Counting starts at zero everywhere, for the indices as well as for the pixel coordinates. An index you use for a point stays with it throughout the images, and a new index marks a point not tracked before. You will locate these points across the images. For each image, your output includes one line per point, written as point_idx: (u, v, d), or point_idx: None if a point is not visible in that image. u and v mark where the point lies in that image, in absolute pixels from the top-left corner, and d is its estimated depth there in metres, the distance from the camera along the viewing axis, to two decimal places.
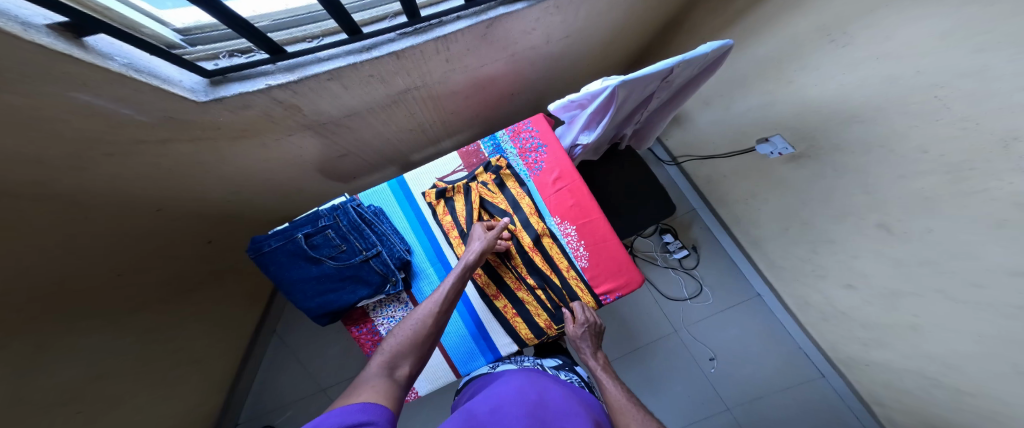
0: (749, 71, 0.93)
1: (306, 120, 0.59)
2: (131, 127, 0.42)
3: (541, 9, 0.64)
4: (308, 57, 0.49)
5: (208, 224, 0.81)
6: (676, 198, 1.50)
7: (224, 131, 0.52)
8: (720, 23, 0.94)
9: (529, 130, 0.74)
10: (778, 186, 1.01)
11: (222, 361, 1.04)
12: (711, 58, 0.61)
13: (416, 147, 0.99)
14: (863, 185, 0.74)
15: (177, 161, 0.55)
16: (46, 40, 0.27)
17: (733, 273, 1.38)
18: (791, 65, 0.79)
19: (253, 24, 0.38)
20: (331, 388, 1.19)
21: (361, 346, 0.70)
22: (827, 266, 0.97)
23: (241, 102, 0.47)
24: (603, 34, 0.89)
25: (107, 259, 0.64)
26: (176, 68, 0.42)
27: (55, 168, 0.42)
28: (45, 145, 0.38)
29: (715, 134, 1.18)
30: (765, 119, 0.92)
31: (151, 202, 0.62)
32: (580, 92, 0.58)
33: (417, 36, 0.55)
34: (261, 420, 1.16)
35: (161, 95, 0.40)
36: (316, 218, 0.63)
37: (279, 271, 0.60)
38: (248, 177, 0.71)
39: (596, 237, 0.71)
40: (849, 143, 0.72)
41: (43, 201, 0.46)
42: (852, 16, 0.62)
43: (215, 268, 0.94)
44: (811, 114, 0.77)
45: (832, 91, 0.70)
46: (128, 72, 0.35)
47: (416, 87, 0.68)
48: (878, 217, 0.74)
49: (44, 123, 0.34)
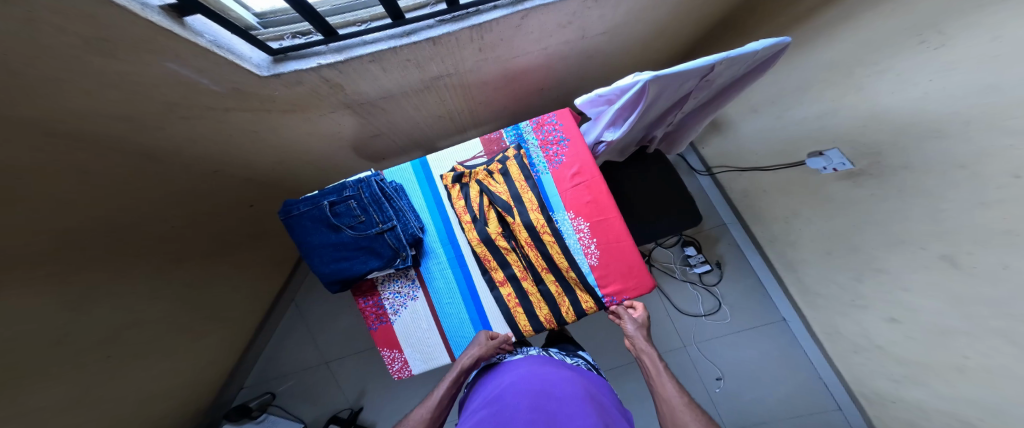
0: (811, 77, 0.87)
1: (346, 99, 0.63)
2: (204, 96, 0.48)
3: (578, 3, 0.63)
4: (356, 40, 0.53)
5: (253, 190, 0.90)
6: (707, 210, 1.46)
7: (278, 104, 0.57)
8: (788, 20, 0.89)
9: (553, 123, 0.75)
10: (826, 206, 0.95)
11: (246, 316, 1.14)
12: (763, 57, 0.58)
13: (444, 134, 1.03)
14: (932, 211, 0.67)
15: (237, 129, 0.61)
16: (156, 18, 0.34)
17: (759, 294, 1.33)
18: (863, 68, 0.72)
19: (315, 8, 0.41)
20: (333, 362, 1.29)
21: (365, 317, 0.75)
22: (869, 297, 0.91)
23: (296, 79, 0.52)
24: (648, 30, 0.86)
25: (167, 211, 0.73)
26: (248, 46, 0.48)
27: (141, 121, 0.49)
28: (128, 100, 0.44)
29: (760, 146, 1.13)
30: (822, 130, 0.86)
31: (210, 164, 0.70)
32: (609, 86, 0.57)
33: (455, 23, 0.58)
34: (263, 386, 1.28)
35: (227, 65, 0.44)
36: (342, 188, 0.68)
37: (304, 235, 0.66)
38: (293, 150, 0.77)
39: (610, 237, 0.71)
40: (923, 164, 0.65)
41: (115, 149, 0.53)
42: (948, 13, 0.55)
43: (254, 230, 1.04)
44: (882, 126, 0.71)
45: (914, 99, 0.63)
46: (212, 48, 0.41)
47: (448, 74, 0.71)
48: (945, 248, 0.67)
49: (128, 78, 0.40)
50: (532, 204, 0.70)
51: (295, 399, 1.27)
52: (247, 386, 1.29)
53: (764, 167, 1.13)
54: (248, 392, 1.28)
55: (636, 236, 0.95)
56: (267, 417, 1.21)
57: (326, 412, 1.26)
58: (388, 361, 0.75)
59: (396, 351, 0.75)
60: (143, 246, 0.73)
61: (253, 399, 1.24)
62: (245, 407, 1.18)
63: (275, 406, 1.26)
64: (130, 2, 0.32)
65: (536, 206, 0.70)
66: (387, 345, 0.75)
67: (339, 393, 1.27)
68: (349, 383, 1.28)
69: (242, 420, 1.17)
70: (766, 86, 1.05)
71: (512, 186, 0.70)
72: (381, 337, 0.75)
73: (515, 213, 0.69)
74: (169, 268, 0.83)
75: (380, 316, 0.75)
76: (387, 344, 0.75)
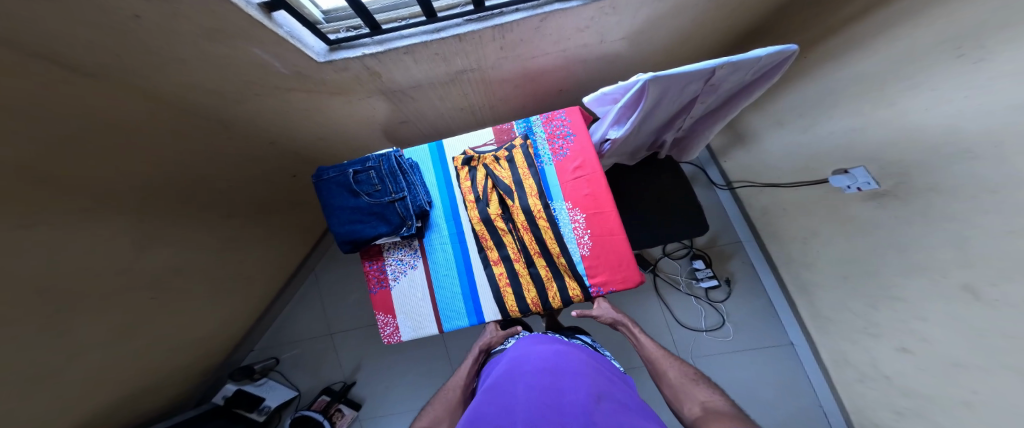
0: (840, 89, 0.81)
1: (382, 86, 0.72)
2: (272, 75, 0.58)
3: (597, 9, 0.67)
4: (394, 34, 0.62)
5: (297, 162, 1.02)
6: (723, 226, 1.52)
7: (327, 87, 0.67)
8: (820, 31, 0.83)
9: (562, 119, 0.81)
10: (847, 227, 0.95)
11: (270, 282, 1.24)
12: (767, 65, 0.53)
13: (465, 125, 1.10)
14: (958, 236, 0.65)
15: (294, 106, 0.71)
16: (255, 13, 0.44)
17: (766, 316, 1.40)
18: (897, 83, 0.66)
19: (365, 6, 0.50)
20: (336, 335, 1.39)
21: (367, 279, 0.77)
22: (884, 326, 0.91)
23: (343, 65, 0.61)
24: (669, 40, 0.88)
25: (227, 175, 0.85)
26: (312, 37, 0.57)
27: (224, 93, 0.61)
28: (215, 74, 0.55)
29: (784, 161, 1.09)
30: (847, 147, 0.84)
31: (268, 135, 0.82)
32: (614, 85, 0.62)
33: (480, 22, 0.65)
34: (270, 351, 1.38)
35: (294, 52, 0.54)
36: (366, 159, 0.72)
37: (327, 197, 0.71)
38: (334, 130, 0.88)
39: (603, 229, 0.75)
40: (947, 185, 0.64)
41: (199, 115, 0.65)
42: (989, 29, 0.50)
43: (291, 199, 1.16)
44: (912, 145, 0.68)
45: (949, 116, 0.58)
46: (288, 38, 0.51)
47: (472, 69, 0.78)
48: (965, 276, 0.66)
49: (220, 57, 0.51)
50: (532, 190, 0.76)
51: (295, 368, 1.37)
52: (256, 349, 1.38)
53: (784, 184, 1.12)
54: (255, 356, 1.37)
55: (639, 236, 0.99)
56: (266, 381, 1.29)
57: (319, 384, 1.34)
58: (380, 325, 0.76)
59: (390, 316, 0.77)
60: (195, 212, 0.84)
61: (259, 362, 1.33)
62: (249, 369, 1.26)
63: (275, 372, 1.36)
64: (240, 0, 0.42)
65: (535, 193, 0.76)
66: (382, 309, 0.77)
67: (336, 366, 1.36)
68: (348, 358, 1.37)
69: (243, 381, 1.25)
70: (790, 99, 1.00)
71: (515, 173, 0.77)
72: (379, 301, 0.77)
73: (516, 197, 0.75)
74: (220, 221, 0.93)
75: (382, 280, 0.77)
76: (383, 308, 0.77)
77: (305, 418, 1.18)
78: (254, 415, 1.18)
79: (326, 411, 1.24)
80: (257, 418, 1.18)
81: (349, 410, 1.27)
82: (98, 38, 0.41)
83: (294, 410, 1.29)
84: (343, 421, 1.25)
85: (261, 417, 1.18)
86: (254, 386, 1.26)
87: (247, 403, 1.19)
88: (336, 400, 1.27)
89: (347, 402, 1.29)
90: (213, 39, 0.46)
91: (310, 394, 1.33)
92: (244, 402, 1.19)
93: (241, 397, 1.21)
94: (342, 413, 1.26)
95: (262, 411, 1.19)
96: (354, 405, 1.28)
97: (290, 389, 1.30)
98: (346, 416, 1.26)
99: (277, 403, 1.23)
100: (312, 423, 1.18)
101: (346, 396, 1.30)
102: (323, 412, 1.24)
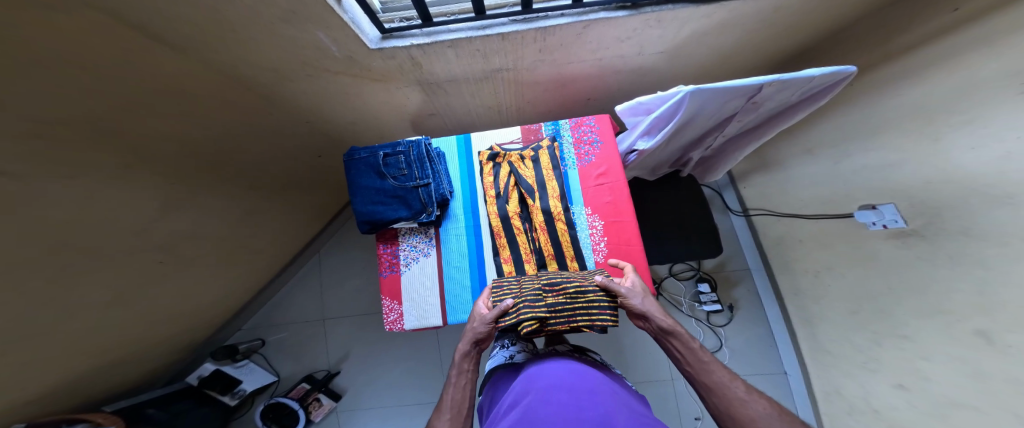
0: (884, 119, 0.79)
1: (420, 76, 0.73)
2: (326, 57, 0.60)
3: (642, 20, 0.68)
4: (443, 27, 0.63)
5: (322, 144, 1.02)
6: (733, 252, 1.50)
7: (371, 73, 0.69)
8: (873, 59, 0.81)
9: (590, 125, 0.79)
10: (864, 264, 0.94)
11: (276, 260, 1.24)
12: (820, 84, 0.52)
13: (488, 125, 1.11)
14: (979, 279, 0.64)
15: (335, 89, 0.73)
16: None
17: (764, 346, 1.40)
18: (947, 118, 0.64)
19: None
20: (330, 322, 1.37)
21: (380, 262, 0.76)
22: (884, 360, 0.91)
23: (391, 54, 0.63)
24: (706, 58, 0.88)
25: (257, 150, 0.86)
26: (369, 25, 0.60)
27: (277, 72, 0.63)
28: (275, 52, 0.57)
29: (807, 191, 1.08)
30: (879, 182, 0.83)
31: (304, 115, 0.83)
32: (653, 94, 0.60)
33: (524, 23, 0.66)
34: (256, 333, 1.36)
35: (353, 35, 0.56)
36: (396, 144, 0.72)
37: (355, 176, 0.71)
38: (363, 116, 0.88)
39: (620, 238, 0.74)
40: (979, 229, 0.63)
41: (249, 90, 0.67)
42: None
43: (309, 180, 1.16)
44: (949, 183, 0.67)
45: (997, 158, 0.56)
46: (349, 24, 0.54)
47: (507, 69, 0.79)
48: (980, 319, 0.65)
49: (285, 35, 0.53)
50: (554, 192, 0.75)
51: (279, 352, 1.35)
52: (243, 329, 1.36)
53: (805, 214, 1.10)
54: (241, 336, 1.35)
55: (653, 252, 0.97)
56: (247, 363, 1.26)
57: (302, 370, 1.34)
58: (385, 310, 0.74)
59: (396, 302, 0.75)
60: (219, 184, 0.84)
61: (243, 343, 1.30)
62: (233, 349, 1.22)
63: (258, 354, 1.34)
64: None
65: (557, 194, 0.75)
66: (390, 295, 0.75)
67: (324, 354, 1.35)
68: (336, 347, 1.35)
69: (224, 361, 1.20)
70: (824, 128, 0.99)
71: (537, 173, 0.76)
72: (387, 286, 0.75)
73: (536, 197, 0.75)
74: (243, 194, 0.93)
75: (393, 265, 0.75)
76: (390, 293, 0.75)
77: (280, 406, 1.18)
78: (226, 398, 1.16)
79: (303, 400, 1.22)
80: (229, 401, 1.17)
81: (327, 401, 1.25)
82: (175, 5, 0.43)
83: (269, 395, 1.30)
84: (320, 411, 1.23)
85: (235, 401, 1.17)
86: (233, 367, 1.22)
87: (222, 385, 1.17)
88: (316, 389, 1.25)
89: (327, 392, 1.27)
90: (281, 15, 0.49)
91: (289, 380, 1.33)
92: (219, 384, 1.17)
93: (217, 378, 1.17)
94: (320, 402, 1.24)
95: (235, 395, 1.18)
96: (334, 395, 1.27)
97: (269, 374, 1.29)
98: (324, 406, 1.24)
99: (254, 387, 1.22)
100: (287, 411, 1.18)
101: (327, 385, 1.28)
102: (300, 400, 1.21)
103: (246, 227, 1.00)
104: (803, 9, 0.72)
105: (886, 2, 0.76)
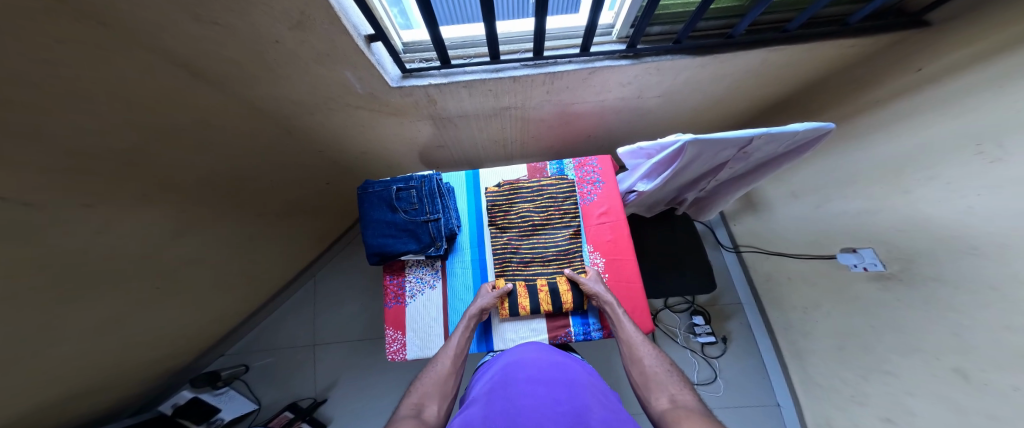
0: (858, 171, 0.86)
1: (434, 111, 0.77)
2: (349, 94, 0.64)
3: (642, 68, 0.74)
4: (459, 69, 0.68)
5: (333, 171, 1.02)
6: (725, 285, 1.53)
7: (388, 108, 0.72)
8: (841, 113, 0.89)
9: (593, 166, 0.83)
10: (848, 302, 0.97)
11: (270, 284, 1.20)
12: (804, 138, 0.57)
13: (493, 157, 1.14)
14: (953, 324, 0.68)
15: (352, 122, 0.76)
16: (358, 40, 0.51)
17: (758, 377, 1.38)
18: (912, 173, 0.71)
19: (442, 38, 0.56)
20: (317, 346, 1.31)
21: (386, 293, 0.75)
22: (871, 396, 0.92)
23: (408, 91, 0.67)
24: (697, 103, 0.95)
25: (268, 176, 0.86)
26: (391, 65, 0.64)
27: (298, 106, 0.66)
28: (300, 87, 0.60)
29: (793, 231, 1.14)
30: (859, 228, 0.87)
31: (320, 144, 0.84)
32: (652, 141, 0.64)
33: (535, 68, 0.70)
34: (240, 358, 1.28)
35: (378, 76, 0.60)
36: (409, 179, 0.74)
37: (367, 209, 0.72)
38: (375, 146, 0.90)
39: (621, 275, 0.75)
40: (947, 276, 0.68)
41: (270, 121, 0.70)
42: (1006, 132, 0.54)
43: (317, 205, 1.15)
44: (917, 232, 0.72)
45: (960, 211, 0.63)
46: (375, 64, 0.57)
47: (515, 107, 0.84)
48: (956, 360, 0.69)
49: (313, 74, 0.56)
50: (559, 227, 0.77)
51: (262, 379, 1.27)
52: (227, 354, 1.28)
53: (792, 254, 1.16)
54: (223, 361, 1.27)
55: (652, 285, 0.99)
56: (227, 391, 1.17)
57: (283, 400, 1.25)
58: (388, 341, 0.72)
59: (399, 333, 0.73)
60: (226, 208, 0.83)
61: (225, 369, 1.23)
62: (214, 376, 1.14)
63: (238, 381, 1.26)
64: (351, 27, 0.49)
65: (564, 231, 0.76)
66: (393, 325, 0.74)
67: (308, 380, 1.27)
68: (321, 373, 1.28)
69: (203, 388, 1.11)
70: (807, 174, 1.06)
71: (543, 208, 0.77)
72: (391, 316, 0.74)
73: (545, 231, 0.76)
74: (249, 218, 0.92)
75: (399, 296, 0.75)
76: (394, 324, 0.74)
77: None
78: None
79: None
80: None
81: None
82: (213, 43, 0.46)
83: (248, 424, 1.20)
84: None
85: None
86: (212, 394, 1.12)
87: (198, 416, 1.06)
88: (299, 418, 1.15)
89: (310, 422, 1.17)
90: (314, 57, 0.52)
91: (269, 410, 1.24)
92: (196, 413, 1.06)
93: (194, 408, 1.07)
94: None
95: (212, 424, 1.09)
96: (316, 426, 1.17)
97: (250, 402, 1.21)
98: None
99: (231, 417, 1.13)
100: None
101: (311, 415, 1.19)
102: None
103: (247, 250, 0.98)
104: (782, 64, 0.80)
105: (853, 63, 0.85)
